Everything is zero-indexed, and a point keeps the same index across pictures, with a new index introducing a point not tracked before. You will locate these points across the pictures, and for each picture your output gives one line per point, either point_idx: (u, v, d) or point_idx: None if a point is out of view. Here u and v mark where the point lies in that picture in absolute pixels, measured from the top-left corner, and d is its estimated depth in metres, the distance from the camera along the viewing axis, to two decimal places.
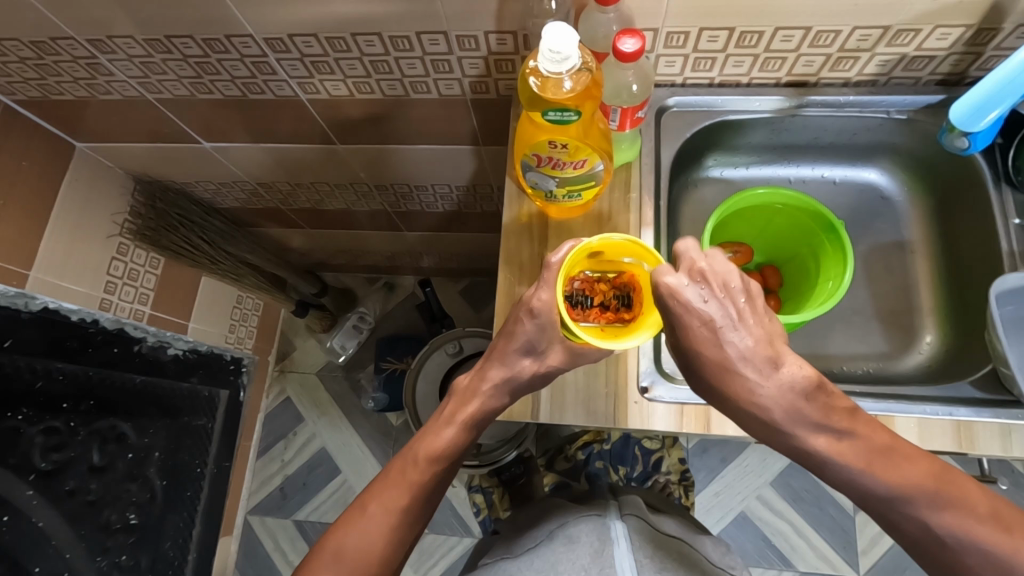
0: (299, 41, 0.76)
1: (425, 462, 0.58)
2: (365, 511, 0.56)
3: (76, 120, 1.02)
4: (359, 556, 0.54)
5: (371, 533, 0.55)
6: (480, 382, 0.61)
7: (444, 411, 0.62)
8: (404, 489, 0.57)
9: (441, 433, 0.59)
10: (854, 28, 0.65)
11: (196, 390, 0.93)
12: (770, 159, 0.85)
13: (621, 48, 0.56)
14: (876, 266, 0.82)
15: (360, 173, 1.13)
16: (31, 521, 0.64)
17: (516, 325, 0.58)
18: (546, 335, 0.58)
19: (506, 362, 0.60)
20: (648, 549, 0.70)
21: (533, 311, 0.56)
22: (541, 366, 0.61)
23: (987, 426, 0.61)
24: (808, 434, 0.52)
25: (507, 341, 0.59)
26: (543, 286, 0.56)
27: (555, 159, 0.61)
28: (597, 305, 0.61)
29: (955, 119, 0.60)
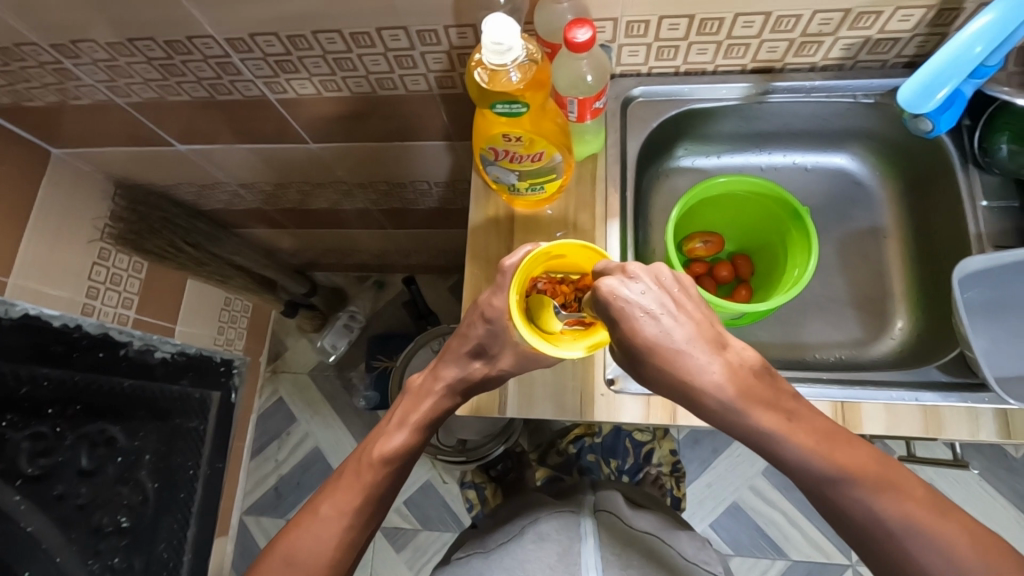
0: (261, 41, 0.76)
1: (379, 462, 0.58)
2: (318, 514, 0.56)
3: (50, 126, 1.02)
4: (311, 561, 0.53)
5: (324, 536, 0.54)
6: (433, 382, 0.63)
7: (397, 413, 0.63)
8: (358, 490, 0.56)
9: (393, 435, 0.60)
10: (815, 12, 0.64)
11: (188, 391, 0.88)
12: (741, 147, 0.84)
13: (573, 39, 0.56)
14: (849, 252, 0.81)
15: (338, 172, 1.13)
16: (20, 525, 0.66)
17: (470, 327, 0.61)
18: (497, 340, 0.61)
19: (457, 363, 0.63)
20: (616, 545, 0.71)
21: (486, 316, 0.59)
22: (491, 368, 0.63)
23: (954, 409, 0.60)
24: (754, 417, 0.47)
25: (460, 343, 0.62)
26: (498, 290, 0.58)
27: (512, 153, 0.61)
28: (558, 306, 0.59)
29: (904, 102, 0.59)
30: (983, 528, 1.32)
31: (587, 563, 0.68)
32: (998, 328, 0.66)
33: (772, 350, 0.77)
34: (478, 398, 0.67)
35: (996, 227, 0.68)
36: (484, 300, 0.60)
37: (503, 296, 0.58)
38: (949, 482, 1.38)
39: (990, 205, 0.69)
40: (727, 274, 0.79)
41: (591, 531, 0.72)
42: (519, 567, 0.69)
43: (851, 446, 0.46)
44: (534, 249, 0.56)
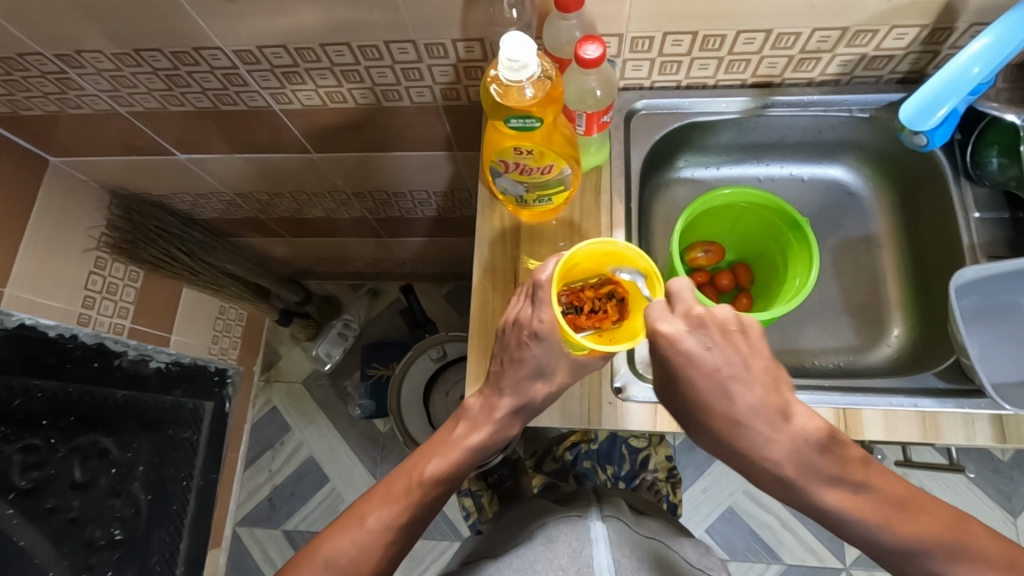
0: (268, 53, 0.76)
1: (433, 482, 0.59)
2: (365, 524, 0.56)
3: (48, 134, 1.01)
4: (346, 563, 0.55)
5: (363, 543, 0.55)
6: (491, 406, 0.61)
7: (451, 434, 0.62)
8: (407, 507, 0.57)
9: (449, 456, 0.60)
10: (814, 30, 0.66)
11: (181, 401, 0.87)
12: (739, 159, 0.86)
13: (583, 55, 0.57)
14: (845, 260, 0.83)
15: (338, 181, 1.13)
16: (10, 539, 0.65)
17: (522, 350, 0.59)
18: (554, 357, 0.60)
19: (517, 391, 0.60)
20: (626, 548, 0.72)
21: (540, 334, 0.58)
22: (550, 386, 0.62)
23: (950, 415, 0.63)
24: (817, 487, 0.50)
25: (517, 368, 0.59)
26: (543, 306, 0.57)
27: (522, 165, 0.62)
28: (589, 312, 0.63)
29: (905, 119, 0.61)
30: None
31: (600, 564, 0.69)
32: (991, 336, 0.67)
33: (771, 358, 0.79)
34: None
35: (988, 238, 0.70)
36: (528, 316, 0.58)
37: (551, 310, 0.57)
38: (938, 485, 1.43)
39: (983, 216, 0.71)
40: (728, 282, 0.81)
41: (602, 534, 0.73)
42: (530, 569, 0.70)
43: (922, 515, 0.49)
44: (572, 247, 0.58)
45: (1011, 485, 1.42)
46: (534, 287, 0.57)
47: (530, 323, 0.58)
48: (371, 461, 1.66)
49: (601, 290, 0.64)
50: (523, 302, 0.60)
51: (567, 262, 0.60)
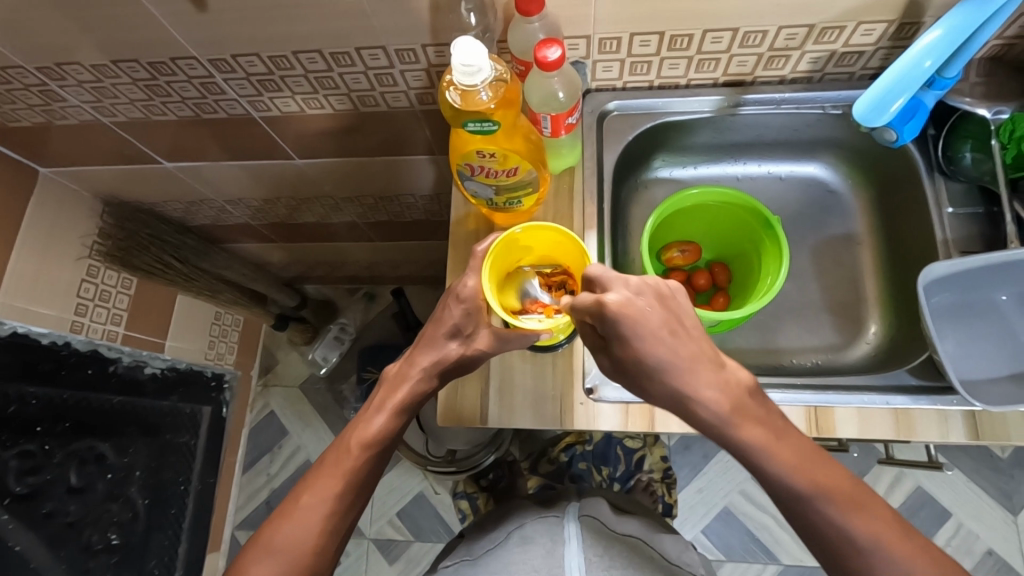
0: (243, 61, 0.77)
1: (359, 447, 0.56)
2: (299, 503, 0.54)
3: (37, 145, 1.03)
4: (291, 547, 0.52)
5: (308, 525, 0.53)
6: (411, 368, 0.61)
7: (373, 399, 0.60)
8: (340, 477, 0.55)
9: (371, 420, 0.57)
10: (780, 28, 0.66)
11: (170, 411, 1.04)
12: (717, 158, 0.85)
13: (544, 57, 0.57)
14: (823, 257, 0.83)
15: (325, 186, 1.14)
16: None
17: (443, 310, 0.61)
18: (472, 317, 0.61)
19: (432, 346, 0.61)
20: (599, 546, 0.72)
21: (459, 295, 0.60)
22: (468, 349, 0.62)
23: (923, 413, 0.62)
24: (741, 430, 0.49)
25: (435, 326, 0.61)
26: (471, 273, 0.61)
27: (487, 168, 0.62)
28: (537, 298, 0.65)
29: (859, 116, 0.61)
30: (969, 526, 1.39)
31: (571, 564, 0.69)
32: (965, 333, 0.67)
33: (749, 356, 0.78)
34: (461, 408, 0.68)
35: (962, 233, 0.70)
36: (456, 282, 0.62)
37: (475, 277, 0.61)
38: (936, 483, 1.41)
39: (956, 212, 0.71)
40: (705, 281, 0.81)
41: (575, 533, 0.73)
42: (504, 569, 0.70)
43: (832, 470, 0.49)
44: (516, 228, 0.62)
45: (1012, 483, 1.40)
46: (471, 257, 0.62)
47: (457, 287, 0.61)
48: None
49: (553, 281, 0.66)
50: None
51: (512, 241, 0.63)
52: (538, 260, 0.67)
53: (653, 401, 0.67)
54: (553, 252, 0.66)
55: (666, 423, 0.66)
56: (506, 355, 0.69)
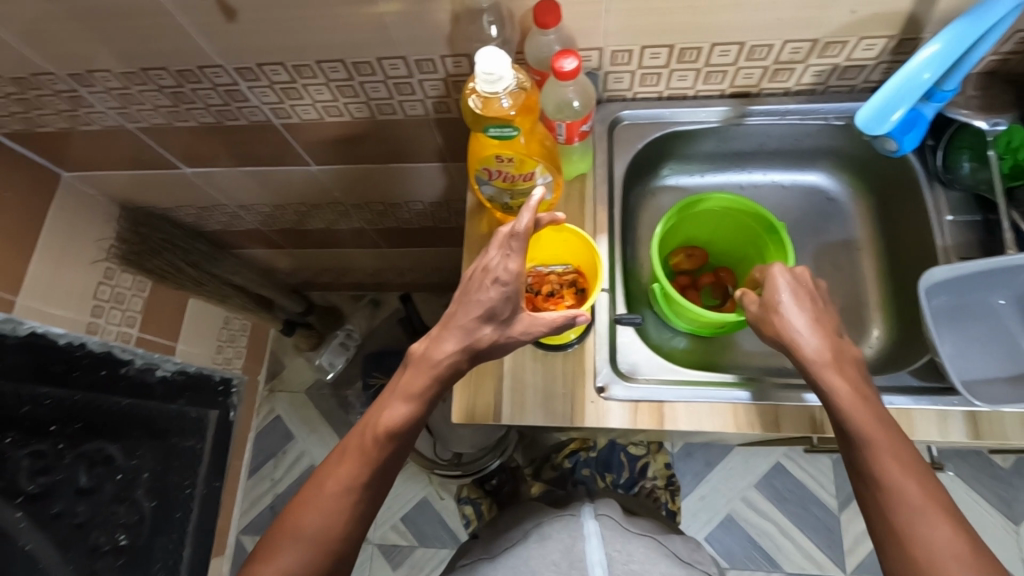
0: (268, 70, 0.80)
1: (384, 437, 0.58)
2: (322, 490, 0.58)
3: (61, 150, 1.06)
4: (319, 536, 0.56)
5: (330, 511, 0.56)
6: (436, 352, 0.60)
7: (399, 382, 0.61)
8: (366, 463, 0.58)
9: (395, 407, 0.59)
10: (785, 42, 0.70)
11: (184, 412, 0.81)
12: (722, 167, 0.88)
13: (560, 67, 0.60)
14: (826, 263, 0.85)
15: (338, 193, 1.17)
16: (18, 545, 0.61)
17: (479, 293, 0.58)
18: (510, 301, 0.59)
19: (461, 331, 0.59)
20: (618, 543, 0.74)
21: (500, 280, 0.57)
22: (501, 335, 0.60)
23: (924, 412, 0.64)
24: (838, 390, 0.57)
25: (470, 309, 0.59)
26: (512, 255, 0.57)
27: (504, 173, 0.65)
28: (550, 295, 0.71)
29: (862, 124, 0.64)
30: None
31: (592, 560, 0.71)
32: (963, 336, 0.69)
33: (755, 360, 0.81)
34: (474, 407, 0.70)
35: (960, 240, 0.72)
36: (494, 262, 0.58)
37: (517, 260, 0.57)
38: None
39: (955, 219, 0.73)
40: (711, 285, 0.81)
41: (594, 530, 0.74)
42: (525, 566, 0.72)
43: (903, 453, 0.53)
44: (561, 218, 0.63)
45: (1013, 492, 1.41)
46: (511, 236, 0.57)
47: (495, 270, 0.58)
48: None
49: (566, 278, 0.72)
50: (491, 250, 0.60)
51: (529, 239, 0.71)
52: (549, 256, 0.74)
53: (662, 399, 0.69)
54: (565, 250, 0.72)
55: (673, 421, 0.68)
56: (519, 355, 0.71)
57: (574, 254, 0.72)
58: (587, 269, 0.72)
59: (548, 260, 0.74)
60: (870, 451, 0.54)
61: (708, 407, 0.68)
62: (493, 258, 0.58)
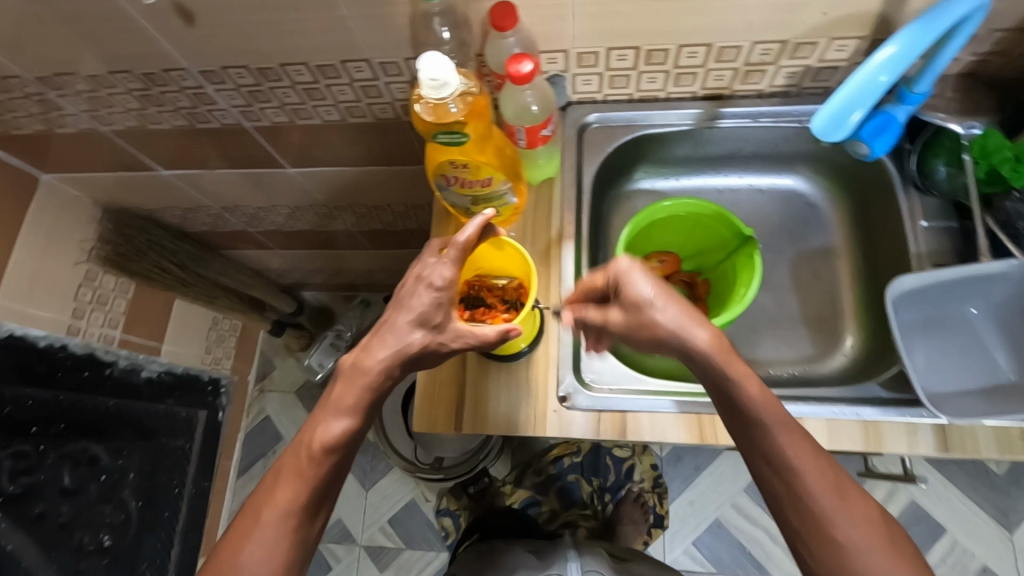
0: (233, 73, 0.79)
1: (321, 452, 0.57)
2: (260, 519, 0.56)
3: (38, 153, 1.06)
4: (260, 567, 0.55)
5: (269, 541, 0.55)
6: (366, 360, 0.59)
7: (330, 396, 0.60)
8: (301, 485, 0.57)
9: (332, 423, 0.58)
10: (754, 44, 0.68)
11: (173, 409, 1.16)
12: (696, 170, 0.86)
13: (516, 71, 0.59)
14: (801, 270, 0.83)
15: (317, 195, 1.16)
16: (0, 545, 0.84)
17: (412, 297, 0.59)
18: (442, 308, 0.59)
19: (394, 338, 0.59)
20: None
21: (433, 285, 0.58)
22: (433, 340, 0.60)
23: (893, 424, 0.62)
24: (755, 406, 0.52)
25: (401, 312, 0.59)
26: (448, 263, 0.58)
27: (461, 179, 0.64)
28: (491, 307, 0.70)
29: (818, 130, 0.62)
30: (963, 543, 1.37)
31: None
32: (933, 346, 0.67)
33: None
34: (434, 418, 0.69)
35: (935, 246, 0.70)
36: (430, 270, 0.59)
37: (452, 268, 0.58)
38: (930, 499, 1.40)
39: (930, 225, 0.71)
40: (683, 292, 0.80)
41: None
42: None
43: (824, 463, 0.51)
44: (499, 232, 0.62)
45: (1009, 500, 1.38)
46: (451, 247, 0.59)
47: (429, 277, 0.59)
48: (359, 467, 1.66)
49: (510, 289, 0.71)
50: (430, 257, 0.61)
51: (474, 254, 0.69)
52: (495, 268, 0.72)
53: (624, 409, 0.68)
54: (508, 264, 0.70)
55: (637, 431, 0.67)
56: (482, 363, 0.70)
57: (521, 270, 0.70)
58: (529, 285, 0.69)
59: (494, 272, 0.72)
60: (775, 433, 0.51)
61: (677, 417, 0.67)
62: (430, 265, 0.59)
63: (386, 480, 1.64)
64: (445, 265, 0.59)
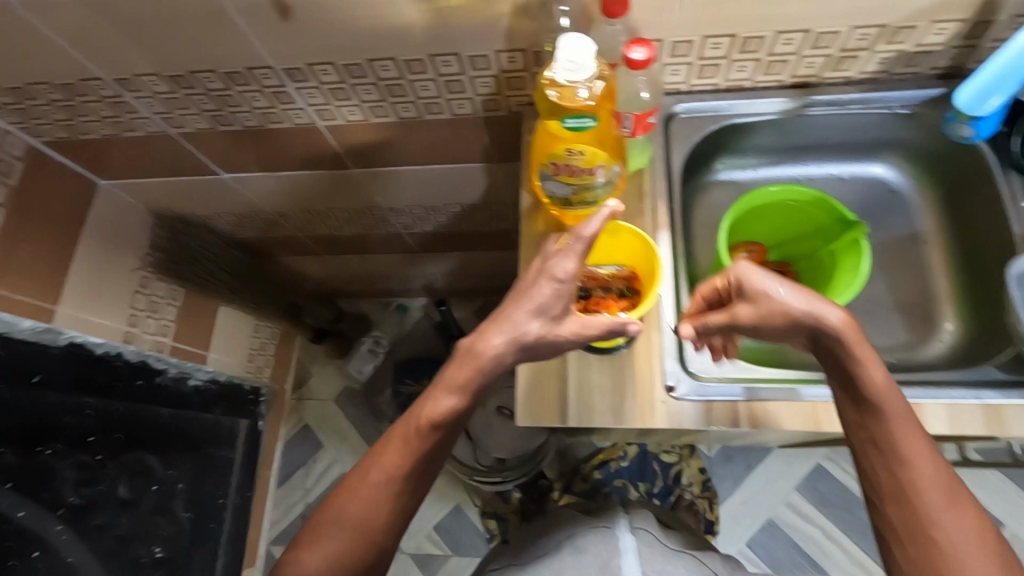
0: (317, 70, 0.79)
1: (427, 427, 0.58)
2: (366, 479, 0.59)
3: (101, 158, 1.05)
4: (363, 523, 0.58)
5: (371, 500, 0.58)
6: (481, 344, 0.58)
7: (445, 372, 0.60)
8: (404, 453, 0.59)
9: (440, 400, 0.58)
10: (853, 28, 0.67)
11: (219, 419, 1.19)
12: (778, 160, 0.86)
13: (631, 57, 0.58)
14: (890, 258, 0.83)
15: (375, 198, 1.16)
16: (63, 556, 0.82)
17: (533, 287, 0.58)
18: (562, 300, 0.58)
19: (510, 324, 0.58)
20: (656, 560, 0.79)
21: (556, 277, 0.56)
22: (549, 332, 0.59)
23: (1015, 408, 0.62)
24: (888, 405, 0.51)
25: (521, 300, 0.58)
26: (572, 255, 0.56)
27: (572, 167, 0.63)
28: (607, 298, 0.71)
29: (963, 104, 0.65)
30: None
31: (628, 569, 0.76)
32: None
33: None
34: (540, 409, 0.68)
35: None
36: (554, 261, 0.57)
37: (575, 260, 0.56)
38: (987, 491, 1.39)
39: None
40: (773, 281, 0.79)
41: (630, 545, 0.80)
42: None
43: (964, 499, 0.49)
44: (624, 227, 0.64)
45: None
46: (576, 239, 0.57)
47: (552, 268, 0.57)
48: None
49: (621, 277, 0.72)
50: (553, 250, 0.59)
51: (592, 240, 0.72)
52: (605, 258, 0.74)
53: (735, 397, 0.67)
54: (621, 252, 0.73)
55: (749, 421, 0.66)
56: (584, 355, 0.70)
57: (634, 259, 0.72)
58: (642, 272, 0.72)
59: (603, 261, 0.74)
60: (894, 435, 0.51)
61: (789, 409, 0.66)
62: (554, 256, 0.57)
63: (431, 486, 1.62)
64: (568, 257, 0.57)
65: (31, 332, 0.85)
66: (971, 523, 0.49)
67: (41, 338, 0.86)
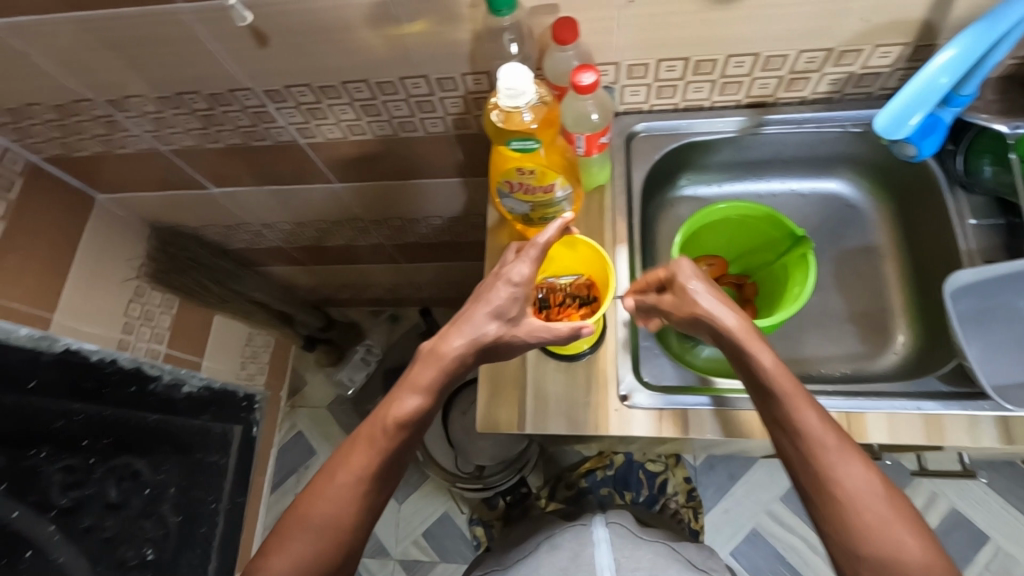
0: (294, 91, 0.83)
1: (392, 426, 0.59)
2: (333, 480, 0.58)
3: (97, 173, 1.10)
4: (329, 526, 0.58)
5: (339, 501, 0.58)
6: (443, 346, 0.60)
7: (408, 374, 0.61)
8: (370, 453, 0.59)
9: (404, 400, 0.60)
10: (799, 52, 0.70)
11: (207, 425, 0.96)
12: (740, 175, 0.89)
13: (579, 82, 0.62)
14: (847, 270, 0.85)
15: (361, 210, 1.19)
16: (50, 556, 0.70)
17: (491, 289, 0.61)
18: (518, 303, 0.60)
19: (470, 326, 0.60)
20: (626, 550, 0.80)
21: (512, 280, 0.59)
22: (505, 335, 0.61)
23: (953, 417, 0.63)
24: (795, 398, 0.54)
25: (479, 303, 0.60)
26: (527, 260, 0.60)
27: (526, 185, 0.67)
28: (565, 306, 0.73)
29: (881, 129, 0.66)
30: (1008, 549, 1.35)
31: (600, 563, 0.77)
32: (990, 340, 0.71)
33: None
34: (499, 417, 0.71)
35: (984, 244, 0.72)
36: (510, 265, 0.61)
37: (530, 265, 0.60)
38: (970, 503, 1.38)
39: (978, 223, 0.73)
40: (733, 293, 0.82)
41: (603, 537, 0.81)
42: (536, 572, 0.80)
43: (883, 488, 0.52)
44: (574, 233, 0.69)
45: None
46: (531, 245, 0.61)
47: (509, 273, 0.60)
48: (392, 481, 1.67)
49: (578, 285, 0.74)
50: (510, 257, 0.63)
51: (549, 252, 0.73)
52: (563, 268, 0.76)
53: (686, 406, 0.70)
54: (577, 262, 0.75)
55: (698, 428, 0.69)
56: (542, 363, 0.73)
57: (590, 268, 0.74)
58: (598, 280, 0.73)
59: (561, 271, 0.76)
60: (792, 406, 0.53)
61: (738, 416, 0.69)
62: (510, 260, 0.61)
63: (419, 492, 1.65)
64: (524, 262, 0.61)
65: (25, 338, 0.74)
66: (875, 478, 0.51)
67: (36, 345, 0.75)
